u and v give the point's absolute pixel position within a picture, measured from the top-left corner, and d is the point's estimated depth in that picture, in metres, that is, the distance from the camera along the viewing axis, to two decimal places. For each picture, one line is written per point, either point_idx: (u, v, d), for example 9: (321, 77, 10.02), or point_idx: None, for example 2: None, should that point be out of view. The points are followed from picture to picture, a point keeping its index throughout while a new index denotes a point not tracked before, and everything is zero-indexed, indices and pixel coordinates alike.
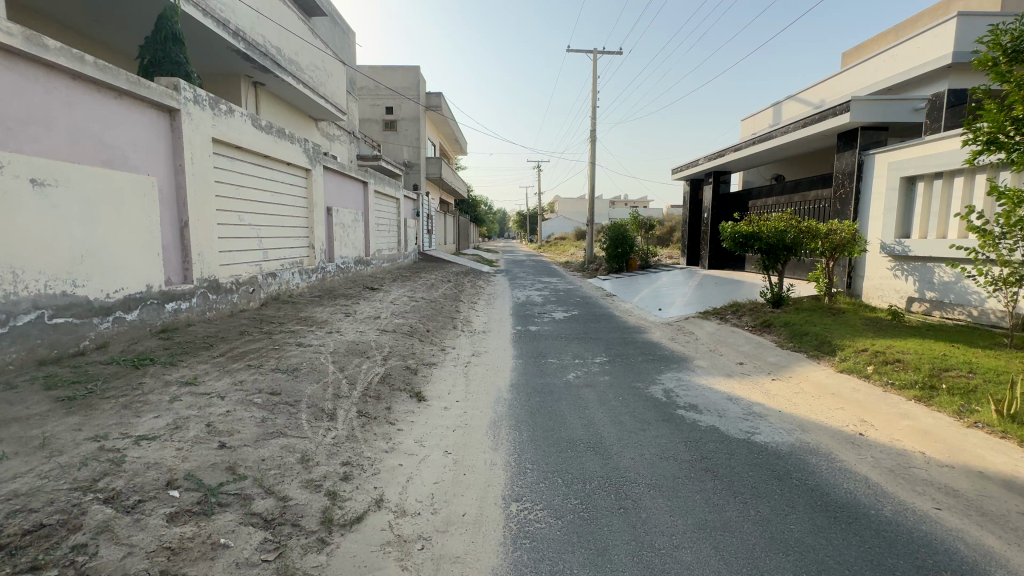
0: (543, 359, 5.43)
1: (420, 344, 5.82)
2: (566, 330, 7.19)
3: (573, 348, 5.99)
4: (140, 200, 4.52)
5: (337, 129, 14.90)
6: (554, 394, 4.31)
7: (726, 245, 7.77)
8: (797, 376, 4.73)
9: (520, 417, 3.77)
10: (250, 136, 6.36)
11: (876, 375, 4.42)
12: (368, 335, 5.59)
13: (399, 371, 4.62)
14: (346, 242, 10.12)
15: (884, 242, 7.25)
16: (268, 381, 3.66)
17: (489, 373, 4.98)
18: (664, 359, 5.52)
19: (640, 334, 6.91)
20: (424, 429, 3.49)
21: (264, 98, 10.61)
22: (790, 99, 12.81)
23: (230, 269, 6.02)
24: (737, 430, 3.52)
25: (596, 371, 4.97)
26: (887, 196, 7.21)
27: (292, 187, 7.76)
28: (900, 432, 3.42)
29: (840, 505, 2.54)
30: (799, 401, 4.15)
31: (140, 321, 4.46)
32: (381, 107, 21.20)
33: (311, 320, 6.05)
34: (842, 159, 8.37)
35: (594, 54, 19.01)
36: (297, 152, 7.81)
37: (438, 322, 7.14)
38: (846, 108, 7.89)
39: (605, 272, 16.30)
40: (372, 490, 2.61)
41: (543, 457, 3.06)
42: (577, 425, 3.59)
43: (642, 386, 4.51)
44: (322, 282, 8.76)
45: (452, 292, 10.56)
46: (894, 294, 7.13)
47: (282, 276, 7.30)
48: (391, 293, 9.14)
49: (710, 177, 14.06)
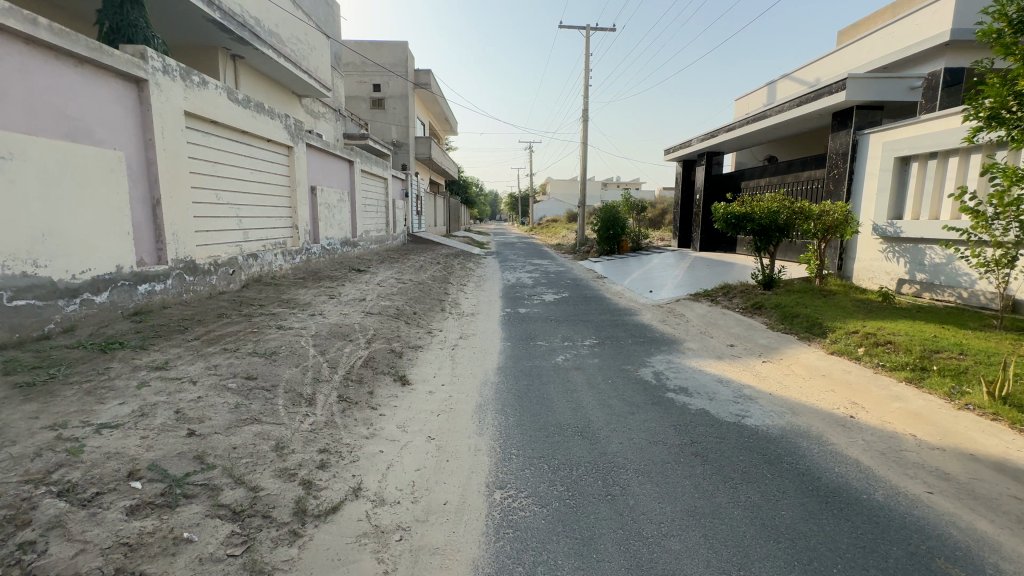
0: (531, 342, 5.33)
1: (407, 326, 5.68)
2: (555, 312, 7.08)
3: (562, 331, 5.89)
4: (109, 176, 4.28)
5: (322, 107, 14.48)
6: (542, 377, 4.21)
7: (718, 225, 7.80)
8: (788, 358, 4.68)
9: (506, 401, 3.69)
10: (226, 109, 6.07)
11: (867, 356, 4.38)
12: (353, 318, 5.44)
13: (384, 354, 4.50)
14: (331, 222, 9.86)
15: (877, 223, 7.19)
16: (243, 366, 3.51)
17: (476, 356, 4.87)
18: (654, 341, 5.44)
19: (631, 316, 6.84)
20: (407, 414, 3.38)
21: (243, 71, 10.19)
22: (786, 78, 12.57)
23: (207, 249, 5.81)
24: (726, 413, 3.45)
25: (585, 354, 4.88)
26: (880, 176, 7.13)
27: (273, 164, 7.49)
28: (891, 414, 3.38)
29: (833, 490, 2.48)
30: (789, 383, 4.10)
31: (111, 303, 4.26)
32: (368, 84, 20.63)
33: (293, 302, 5.87)
34: (836, 138, 8.23)
35: (586, 31, 18.53)
36: (278, 128, 7.51)
37: (425, 305, 6.99)
38: (843, 86, 7.71)
39: (597, 254, 16.21)
40: (350, 479, 2.50)
41: (529, 442, 2.97)
42: (565, 408, 3.51)
43: (632, 369, 4.44)
44: (307, 264, 8.55)
45: (441, 274, 10.39)
46: (885, 276, 7.10)
47: (264, 258, 7.07)
48: (378, 274, 8.94)
49: (704, 158, 13.88)
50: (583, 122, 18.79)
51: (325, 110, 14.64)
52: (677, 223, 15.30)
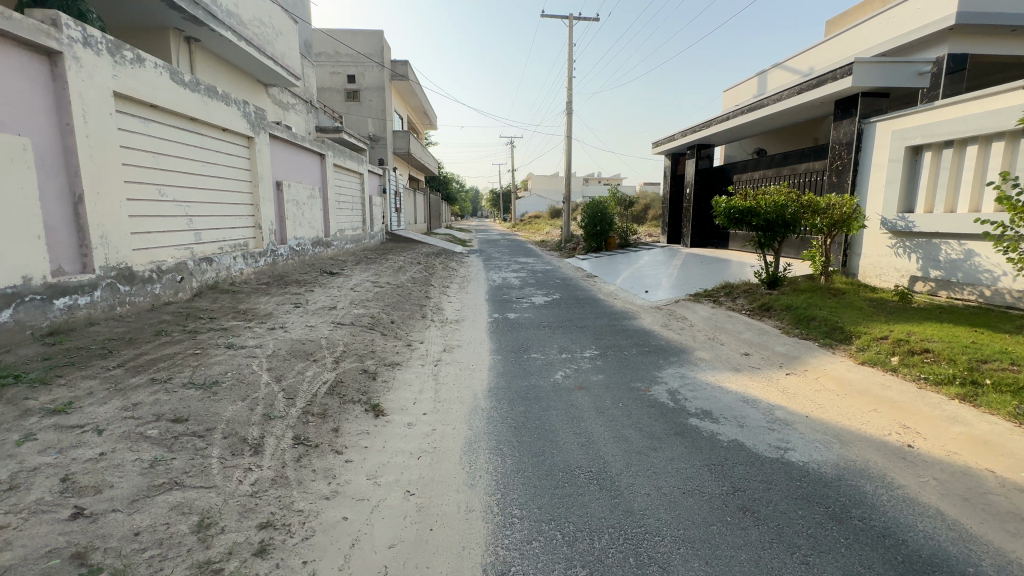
0: (525, 355, 4.71)
1: (383, 339, 4.99)
2: (548, 317, 6.47)
3: (558, 340, 5.29)
4: (10, 166, 3.47)
5: (292, 97, 13.58)
6: (541, 400, 3.60)
7: (718, 221, 7.29)
8: (813, 369, 4.18)
9: (502, 435, 3.07)
10: (169, 92, 5.27)
11: (904, 367, 3.90)
12: (321, 331, 4.73)
13: (354, 377, 3.82)
14: (301, 221, 9.06)
15: (885, 216, 6.78)
16: (172, 404, 2.79)
17: (462, 374, 4.23)
18: (661, 351, 4.87)
19: (630, 320, 6.28)
20: (380, 460, 2.72)
21: (199, 56, 9.26)
22: (778, 68, 12.16)
23: (148, 253, 5.03)
24: (765, 445, 2.90)
25: (587, 369, 4.28)
26: (889, 167, 6.71)
27: (229, 157, 6.69)
28: (955, 443, 2.87)
29: (927, 561, 1.93)
30: (824, 402, 3.57)
31: (15, 323, 3.47)
32: (341, 75, 19.64)
33: (251, 313, 5.13)
34: (839, 128, 7.78)
35: (570, 20, 17.94)
36: (235, 116, 6.70)
37: (405, 312, 6.31)
38: (848, 71, 7.23)
39: (584, 251, 15.67)
40: (299, 569, 1.85)
41: (534, 499, 2.35)
42: (572, 445, 2.90)
43: (643, 387, 3.87)
44: (272, 267, 7.75)
45: (422, 275, 9.69)
46: (895, 273, 6.70)
47: (221, 261, 6.28)
48: (352, 277, 8.20)
49: (694, 151, 13.42)
50: (566, 114, 18.22)
51: (294, 100, 13.74)
52: (666, 218, 14.86)
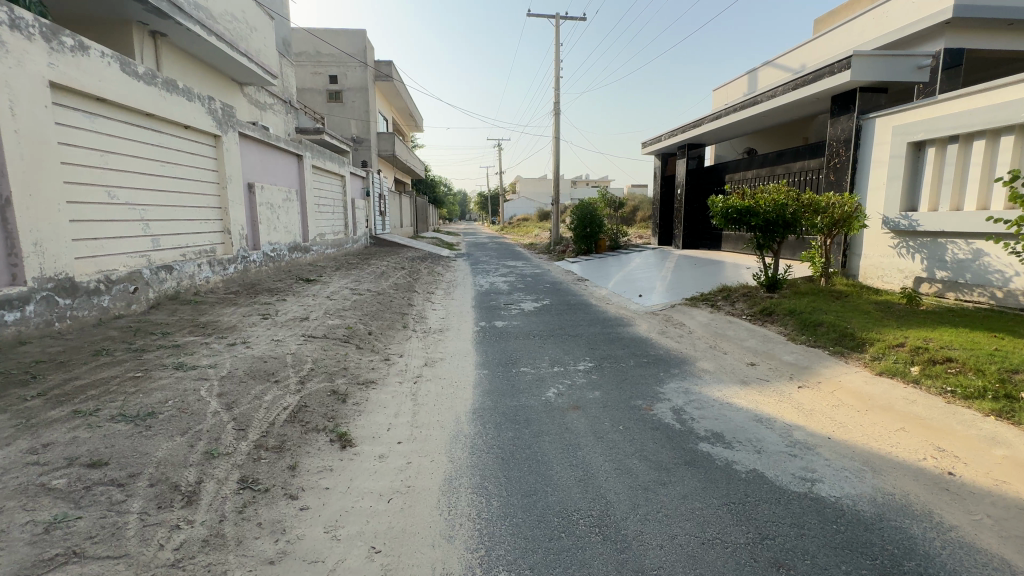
0: (514, 369, 4.30)
1: (357, 353, 4.55)
2: (538, 324, 6.09)
3: (549, 350, 4.90)
4: None
5: (268, 96, 13.05)
6: (531, 424, 3.20)
7: (714, 221, 6.97)
8: (827, 381, 3.84)
9: (488, 469, 2.65)
10: (119, 84, 4.79)
11: (928, 379, 3.57)
12: (288, 346, 4.27)
13: (321, 400, 3.38)
14: (276, 225, 8.57)
15: (887, 216, 6.52)
16: (93, 444, 2.34)
17: (444, 393, 3.81)
18: (662, 362, 4.50)
19: (625, 327, 5.92)
20: (341, 505, 2.29)
21: (166, 51, 8.73)
22: (768, 66, 11.96)
23: (95, 262, 4.54)
24: (789, 477, 2.53)
25: (582, 385, 3.89)
26: (890, 164, 6.45)
27: (193, 156, 6.20)
28: (1002, 469, 2.52)
29: None
30: (845, 420, 3.22)
31: None
32: (323, 76, 19.11)
33: (211, 327, 4.66)
34: (836, 125, 7.52)
35: (557, 20, 17.69)
36: (199, 112, 6.21)
37: (384, 322, 5.86)
38: (846, 65, 6.97)
39: (574, 254, 15.33)
40: None
41: (524, 557, 1.95)
42: (569, 481, 2.50)
43: (644, 405, 3.48)
44: (244, 275, 7.26)
45: (405, 280, 9.25)
46: (898, 274, 6.44)
47: (183, 269, 5.79)
48: (329, 285, 7.73)
49: (684, 151, 13.16)
50: (554, 115, 17.89)
51: (272, 100, 13.22)
52: (656, 219, 14.59)
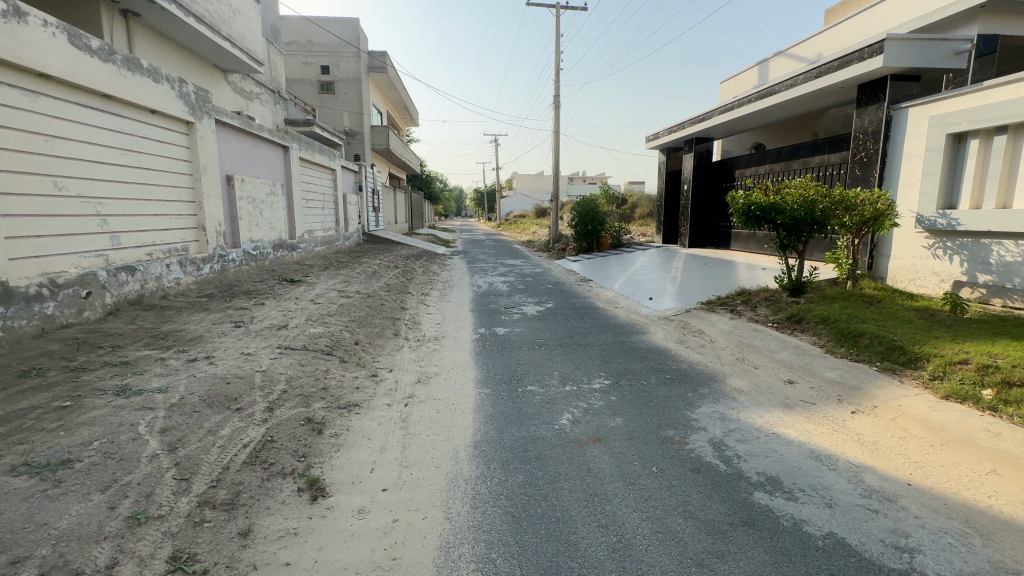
0: (520, 388, 3.74)
1: (340, 369, 3.97)
2: (543, 332, 5.54)
3: (559, 364, 4.36)
4: None
5: (255, 85, 12.39)
6: (546, 463, 2.64)
7: (734, 221, 6.48)
8: (885, 406, 3.31)
9: (497, 532, 2.09)
10: (66, 58, 4.17)
11: (1009, 406, 3.04)
12: (259, 362, 3.69)
13: (292, 432, 2.81)
14: (258, 222, 7.96)
15: (921, 213, 6.00)
16: None
17: (440, 419, 3.24)
18: (688, 380, 3.95)
19: (638, 335, 5.38)
20: None
21: (139, 32, 8.06)
22: (781, 56, 11.43)
23: (37, 263, 3.94)
24: (880, 545, 1.98)
25: (600, 410, 3.34)
26: (926, 158, 5.92)
27: (161, 144, 5.58)
28: None
29: None
30: (922, 459, 2.68)
31: None
32: (315, 66, 18.40)
33: (173, 338, 4.07)
34: (863, 116, 6.99)
35: (557, 10, 17.13)
36: (167, 95, 5.58)
37: (374, 329, 5.28)
38: (877, 50, 6.43)
39: (574, 252, 14.79)
40: None
41: None
42: (602, 552, 1.94)
43: (678, 437, 2.94)
44: (221, 276, 6.66)
45: (399, 281, 8.68)
46: (933, 278, 5.93)
47: (149, 270, 5.18)
48: (315, 286, 7.14)
49: (690, 145, 12.61)
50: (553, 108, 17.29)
51: (258, 90, 12.54)
52: (661, 216, 14.07)
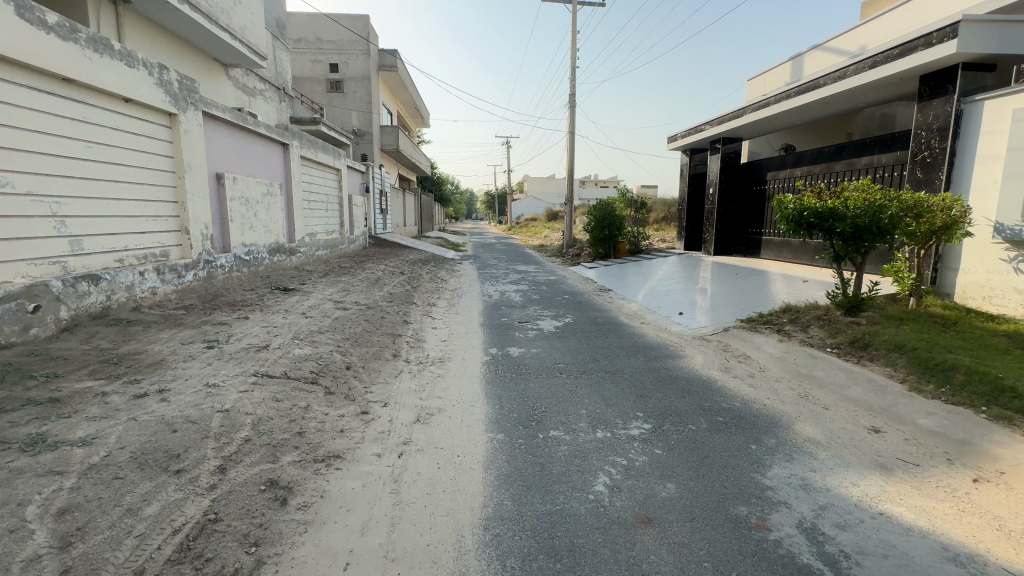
0: (541, 435, 3.03)
1: (324, 404, 3.29)
2: (564, 353, 4.85)
3: (585, 399, 3.64)
4: None
5: (258, 81, 11.86)
6: (582, 561, 1.93)
7: (781, 227, 5.74)
8: (1018, 474, 2.54)
9: None
10: (11, 33, 3.58)
11: None
12: (223, 399, 3.01)
13: (246, 504, 2.13)
14: (252, 224, 7.36)
15: (1001, 221, 5.20)
16: None
17: (440, 480, 2.54)
18: (747, 426, 3.19)
19: (674, 360, 4.65)
20: None
21: (128, 19, 7.48)
22: (817, 50, 10.62)
23: None
24: None
25: (643, 469, 2.63)
26: (1009, 158, 5.11)
27: (136, 136, 4.98)
28: None
29: None
30: None
31: None
32: (324, 64, 17.96)
33: (129, 364, 3.42)
34: (925, 111, 6.20)
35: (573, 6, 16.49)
36: (145, 82, 4.99)
37: (370, 349, 4.60)
38: (950, 35, 5.63)
39: (591, 257, 14.07)
40: None
41: None
42: None
43: (755, 519, 2.20)
44: (207, 283, 6.05)
45: (403, 289, 8.03)
46: (1015, 296, 5.12)
47: (118, 278, 4.57)
48: (311, 296, 6.50)
49: (717, 146, 11.82)
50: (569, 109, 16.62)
51: (262, 86, 12.00)
52: (683, 222, 13.30)
